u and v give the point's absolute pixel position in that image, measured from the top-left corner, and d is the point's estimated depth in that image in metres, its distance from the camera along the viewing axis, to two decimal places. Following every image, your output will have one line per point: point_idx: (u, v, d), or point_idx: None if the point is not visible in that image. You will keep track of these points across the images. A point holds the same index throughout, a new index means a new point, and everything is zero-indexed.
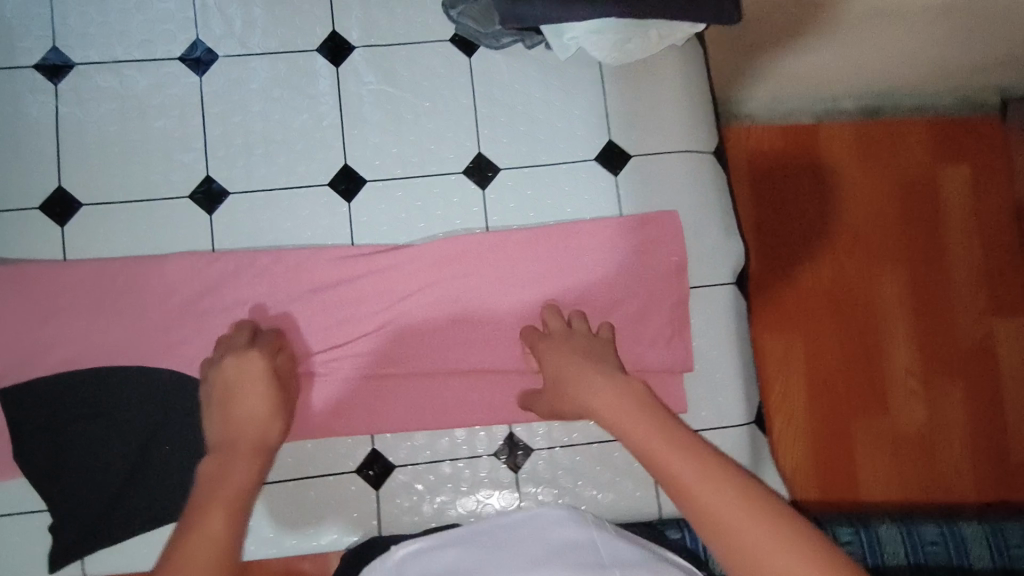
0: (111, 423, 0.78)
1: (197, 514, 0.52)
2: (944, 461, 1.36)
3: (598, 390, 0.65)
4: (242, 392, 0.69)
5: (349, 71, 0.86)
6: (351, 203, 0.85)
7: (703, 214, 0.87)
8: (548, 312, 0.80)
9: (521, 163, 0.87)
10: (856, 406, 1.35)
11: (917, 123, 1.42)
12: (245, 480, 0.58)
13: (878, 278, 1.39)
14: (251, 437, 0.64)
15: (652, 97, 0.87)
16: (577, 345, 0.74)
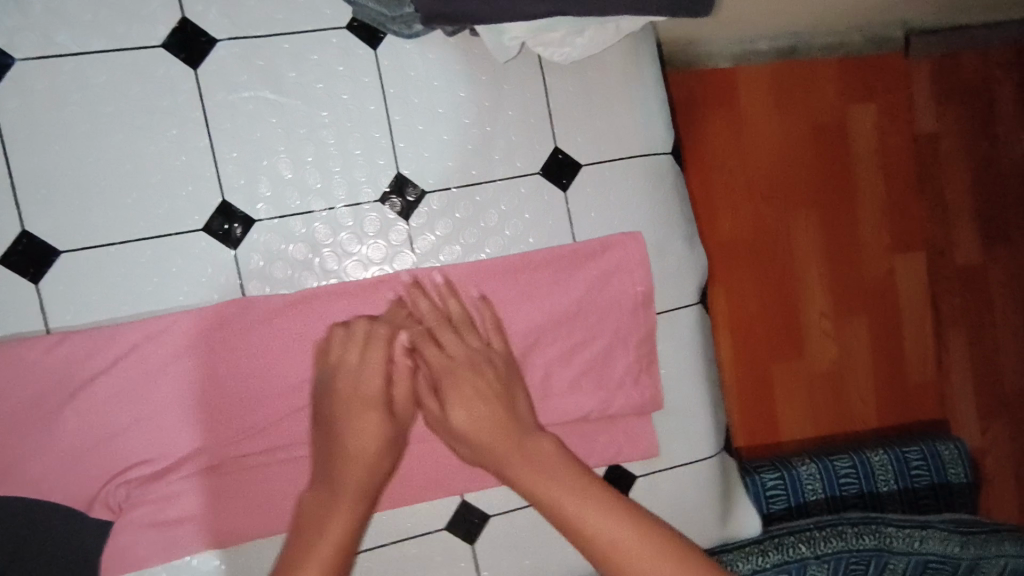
0: None
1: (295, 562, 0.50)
2: (851, 389, 1.51)
3: (550, 462, 0.56)
4: (360, 428, 0.59)
5: (215, 73, 0.65)
6: (237, 250, 0.66)
7: (666, 226, 0.76)
8: (416, 293, 0.67)
9: (451, 181, 0.71)
10: (775, 351, 1.46)
11: (832, 65, 1.43)
12: (349, 519, 0.54)
13: (796, 226, 1.46)
14: (365, 435, 0.59)
15: (599, 93, 0.74)
16: (481, 409, 0.60)
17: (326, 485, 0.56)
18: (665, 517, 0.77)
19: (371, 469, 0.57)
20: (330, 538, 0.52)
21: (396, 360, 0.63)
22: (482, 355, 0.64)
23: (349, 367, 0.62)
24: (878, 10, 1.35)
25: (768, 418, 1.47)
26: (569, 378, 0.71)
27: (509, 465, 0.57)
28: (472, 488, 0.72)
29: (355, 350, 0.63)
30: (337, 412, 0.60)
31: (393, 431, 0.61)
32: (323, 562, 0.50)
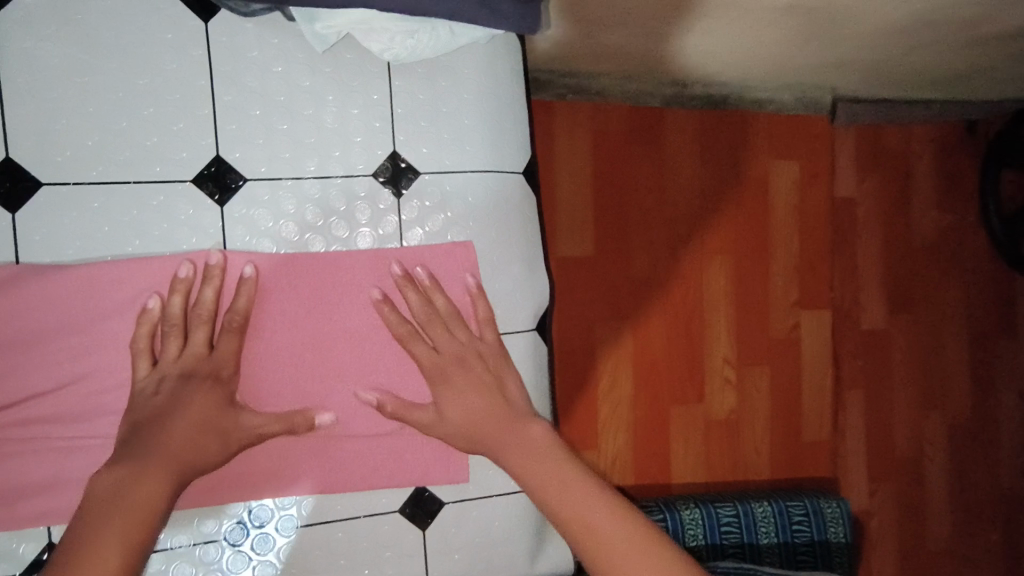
0: None
1: (93, 551, 0.51)
2: (745, 440, 1.51)
3: (556, 471, 0.66)
4: (194, 411, 0.60)
5: (18, 22, 0.61)
6: (16, 214, 0.61)
7: (505, 247, 0.74)
8: (387, 308, 0.67)
9: (277, 172, 0.67)
10: (674, 393, 1.45)
11: (760, 119, 1.47)
12: (157, 495, 0.55)
13: (708, 271, 1.46)
14: (198, 422, 0.60)
15: (451, 102, 0.72)
16: (478, 407, 0.68)
17: (129, 458, 0.57)
18: (471, 547, 0.74)
19: (193, 459, 0.59)
20: (135, 505, 0.54)
21: (221, 340, 0.63)
22: (470, 347, 0.69)
23: (174, 357, 0.61)
24: (809, 75, 1.36)
25: (660, 459, 1.45)
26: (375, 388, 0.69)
27: (524, 472, 0.66)
28: (257, 497, 0.67)
29: (176, 335, 0.62)
30: (177, 394, 0.60)
31: (226, 424, 0.61)
32: (130, 520, 0.53)
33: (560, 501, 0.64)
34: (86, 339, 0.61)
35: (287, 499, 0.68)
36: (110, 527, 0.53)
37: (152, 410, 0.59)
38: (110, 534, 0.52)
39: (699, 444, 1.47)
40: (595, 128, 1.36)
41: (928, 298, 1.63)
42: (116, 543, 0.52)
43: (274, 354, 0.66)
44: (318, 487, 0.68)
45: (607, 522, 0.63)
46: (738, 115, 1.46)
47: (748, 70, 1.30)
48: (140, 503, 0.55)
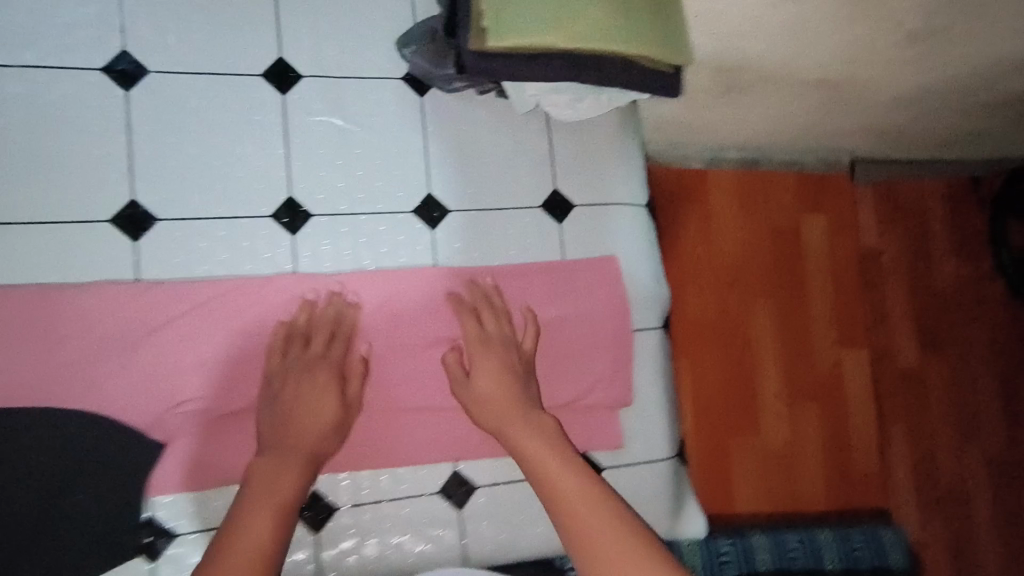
0: (10, 472, 0.69)
1: (245, 525, 0.64)
2: (801, 471, 1.60)
3: (571, 480, 0.70)
4: (314, 408, 0.74)
5: (297, 100, 0.83)
6: (294, 236, 0.82)
7: (640, 262, 0.94)
8: (478, 291, 0.84)
9: (471, 205, 0.88)
10: (731, 426, 1.56)
11: (791, 178, 1.65)
12: (290, 490, 0.69)
13: (754, 313, 1.61)
14: (310, 430, 0.73)
15: (595, 151, 0.94)
16: (540, 421, 0.76)
17: (269, 450, 0.71)
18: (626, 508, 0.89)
19: (311, 448, 0.73)
20: (277, 490, 0.68)
21: (331, 349, 0.78)
22: (501, 337, 0.82)
23: (297, 357, 0.77)
24: (840, 138, 1.59)
25: (725, 492, 1.53)
26: (543, 369, 0.88)
27: (551, 482, 0.70)
28: (463, 458, 0.84)
29: (298, 342, 0.78)
30: (285, 391, 0.75)
31: (334, 417, 0.75)
32: (267, 509, 0.66)
33: (582, 514, 0.67)
34: (340, 331, 0.80)
35: (482, 460, 0.85)
36: (251, 518, 0.65)
37: (279, 401, 0.74)
38: (257, 513, 0.65)
39: (760, 477, 1.55)
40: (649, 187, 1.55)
41: (951, 336, 1.80)
42: (263, 514, 0.65)
43: (464, 342, 0.83)
44: (503, 451, 0.86)
45: (573, 494, 0.68)
46: (773, 174, 1.64)
47: (788, 135, 1.53)
48: (285, 489, 0.68)
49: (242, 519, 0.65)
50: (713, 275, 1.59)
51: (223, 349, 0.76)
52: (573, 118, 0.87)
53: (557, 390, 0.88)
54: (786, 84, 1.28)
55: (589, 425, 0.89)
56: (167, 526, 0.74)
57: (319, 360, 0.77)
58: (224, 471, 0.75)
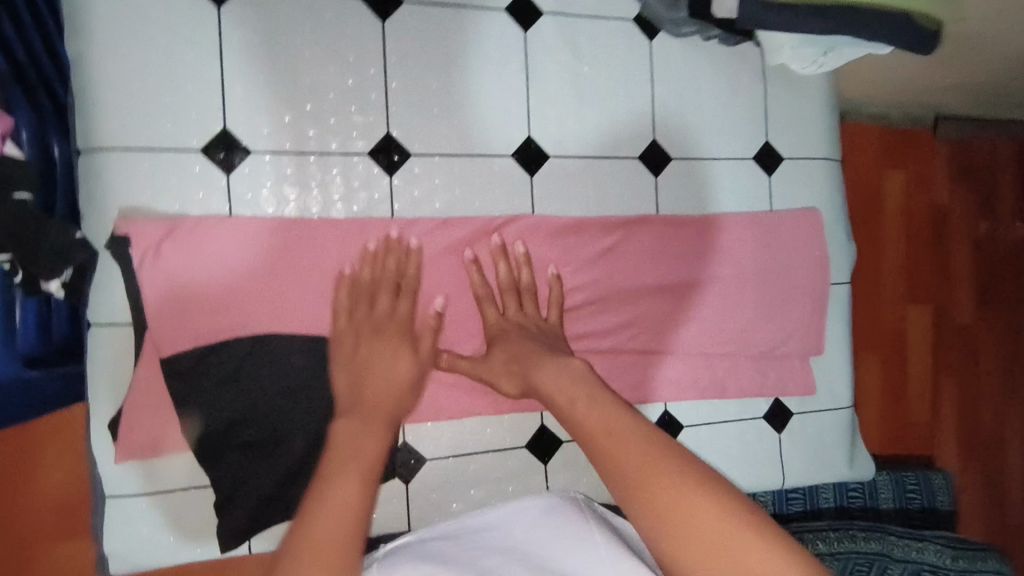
0: (286, 395, 0.73)
1: (325, 489, 0.57)
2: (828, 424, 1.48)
3: (610, 419, 0.59)
4: (385, 364, 0.70)
5: (537, 39, 0.82)
6: (533, 178, 0.82)
7: (839, 217, 0.96)
8: (474, 269, 0.77)
9: (690, 154, 0.88)
10: None
11: (871, 132, 1.44)
12: (373, 450, 0.62)
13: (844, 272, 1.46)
14: (380, 386, 0.69)
15: (807, 104, 0.93)
16: (578, 376, 0.65)
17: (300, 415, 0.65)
18: (809, 451, 0.95)
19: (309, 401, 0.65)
20: (348, 504, 0.56)
21: (400, 306, 0.73)
22: (531, 319, 0.76)
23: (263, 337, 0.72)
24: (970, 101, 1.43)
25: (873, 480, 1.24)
26: (746, 319, 0.90)
27: (581, 420, 0.60)
28: (674, 400, 0.88)
29: (366, 300, 0.73)
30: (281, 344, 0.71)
31: (312, 358, 0.68)
32: (358, 472, 0.59)
33: (623, 442, 0.57)
34: (570, 272, 0.83)
35: (690, 402, 0.90)
36: (338, 479, 0.58)
37: (355, 361, 0.70)
38: (347, 485, 0.58)
39: None
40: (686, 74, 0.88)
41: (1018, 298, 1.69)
42: (345, 480, 0.58)
43: (673, 285, 0.87)
44: (709, 394, 0.89)
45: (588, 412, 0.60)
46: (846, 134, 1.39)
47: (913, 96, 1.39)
48: (371, 451, 0.62)
49: (329, 482, 0.58)
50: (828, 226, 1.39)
51: (462, 288, 0.79)
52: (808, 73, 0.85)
53: (759, 339, 0.91)
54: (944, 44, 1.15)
55: (786, 373, 0.92)
56: (416, 450, 0.80)
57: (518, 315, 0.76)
58: (468, 400, 0.79)
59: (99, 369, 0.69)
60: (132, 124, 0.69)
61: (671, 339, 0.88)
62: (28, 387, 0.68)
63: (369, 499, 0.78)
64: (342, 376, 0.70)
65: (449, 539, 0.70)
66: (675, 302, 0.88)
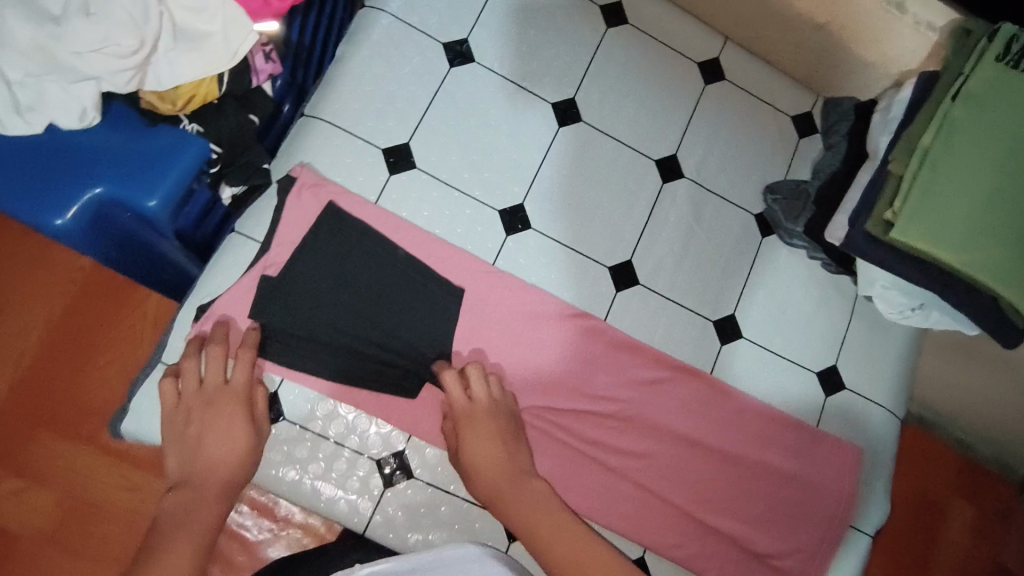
0: (352, 352, 0.83)
1: (161, 557, 0.61)
2: None
3: (581, 550, 0.71)
4: (225, 433, 0.73)
5: (670, 191, 0.96)
6: (617, 292, 0.92)
7: (879, 466, 0.96)
8: (449, 375, 0.81)
9: (761, 342, 0.95)
10: None
11: None
12: (212, 511, 0.68)
13: None
14: (218, 451, 0.72)
15: (881, 353, 0.99)
16: (546, 504, 0.75)
17: (186, 490, 0.69)
18: None
19: (237, 462, 0.72)
20: (193, 528, 0.65)
21: (236, 375, 0.76)
22: (499, 412, 0.81)
23: (212, 387, 0.75)
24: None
25: None
26: (755, 512, 0.90)
27: (542, 540, 0.72)
28: (657, 551, 0.87)
29: (191, 380, 0.75)
30: (193, 424, 0.73)
31: (244, 431, 0.74)
32: (189, 539, 0.64)
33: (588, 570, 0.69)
34: (612, 383, 0.89)
35: (670, 561, 0.88)
36: (176, 544, 0.63)
37: (184, 440, 0.73)
38: (175, 546, 0.63)
39: None
40: (762, 262, 0.98)
41: None
42: (182, 553, 0.62)
43: (698, 445, 0.90)
44: (691, 564, 0.87)
45: (564, 526, 0.73)
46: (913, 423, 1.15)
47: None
48: (202, 522, 0.66)
49: (153, 565, 0.60)
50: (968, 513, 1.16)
51: (517, 349, 0.87)
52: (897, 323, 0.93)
53: (760, 539, 0.89)
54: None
55: None
56: (411, 465, 0.84)
57: (485, 403, 0.80)
58: None
59: (218, 262, 0.82)
60: (348, 110, 0.87)
61: (678, 493, 0.89)
62: (164, 251, 0.83)
63: (347, 483, 0.81)
64: (170, 452, 0.73)
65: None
66: (696, 461, 0.90)
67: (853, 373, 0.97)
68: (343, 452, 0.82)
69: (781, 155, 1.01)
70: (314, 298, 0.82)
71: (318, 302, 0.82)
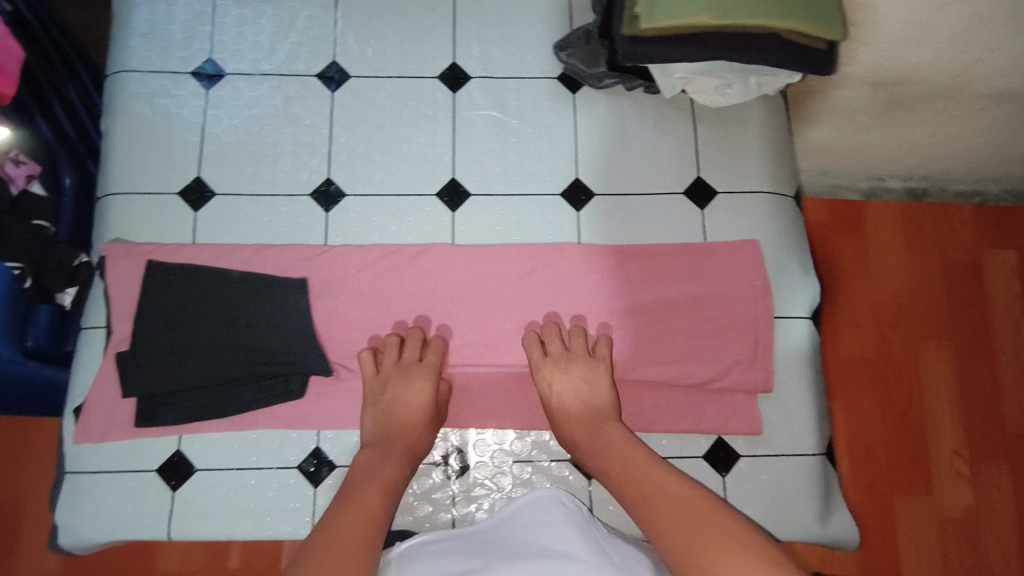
0: (225, 383, 0.83)
1: (356, 503, 0.69)
2: (948, 504, 1.31)
3: (660, 474, 0.70)
4: (415, 398, 0.82)
5: (464, 97, 0.95)
6: (455, 213, 0.92)
7: (785, 248, 0.92)
8: (531, 333, 0.86)
9: (614, 190, 0.93)
10: (899, 474, 1.31)
11: (965, 216, 1.44)
12: (396, 472, 0.75)
13: (962, 349, 1.38)
14: (411, 420, 0.81)
15: (740, 144, 0.95)
16: (621, 442, 0.76)
17: (383, 448, 0.78)
18: (763, 497, 0.85)
19: (423, 431, 0.82)
20: (383, 477, 0.73)
21: (427, 354, 0.85)
22: (579, 357, 0.84)
23: (408, 362, 0.84)
24: (1015, 163, 1.36)
25: (888, 522, 1.30)
26: (678, 348, 0.87)
27: (620, 474, 0.72)
28: None
29: (393, 351, 0.85)
30: (387, 391, 0.83)
31: (427, 400, 0.83)
32: (379, 487, 0.72)
33: (664, 491, 0.68)
34: (486, 296, 0.89)
35: None
36: (366, 492, 0.70)
37: (383, 405, 0.82)
38: (370, 494, 0.70)
39: (897, 522, 1.30)
40: (585, 116, 0.95)
41: None
42: (374, 496, 0.70)
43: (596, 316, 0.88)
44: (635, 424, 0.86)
45: (631, 454, 0.74)
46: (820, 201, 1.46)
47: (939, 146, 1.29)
48: (392, 474, 0.75)
49: (349, 504, 0.69)
50: (927, 297, 1.40)
51: (384, 308, 0.88)
52: (716, 105, 0.91)
53: (685, 371, 0.86)
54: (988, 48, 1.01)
55: (728, 409, 0.87)
56: (329, 457, 0.84)
57: (564, 358, 0.84)
58: None
59: (79, 362, 0.85)
60: (134, 173, 0.89)
61: None
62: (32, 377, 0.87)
63: (278, 503, 0.82)
64: (370, 417, 0.82)
65: (467, 542, 0.72)
66: (595, 332, 0.88)
67: (721, 175, 0.94)
68: (262, 473, 0.83)
69: (557, 12, 0.98)
70: (171, 350, 0.83)
71: (176, 351, 0.83)
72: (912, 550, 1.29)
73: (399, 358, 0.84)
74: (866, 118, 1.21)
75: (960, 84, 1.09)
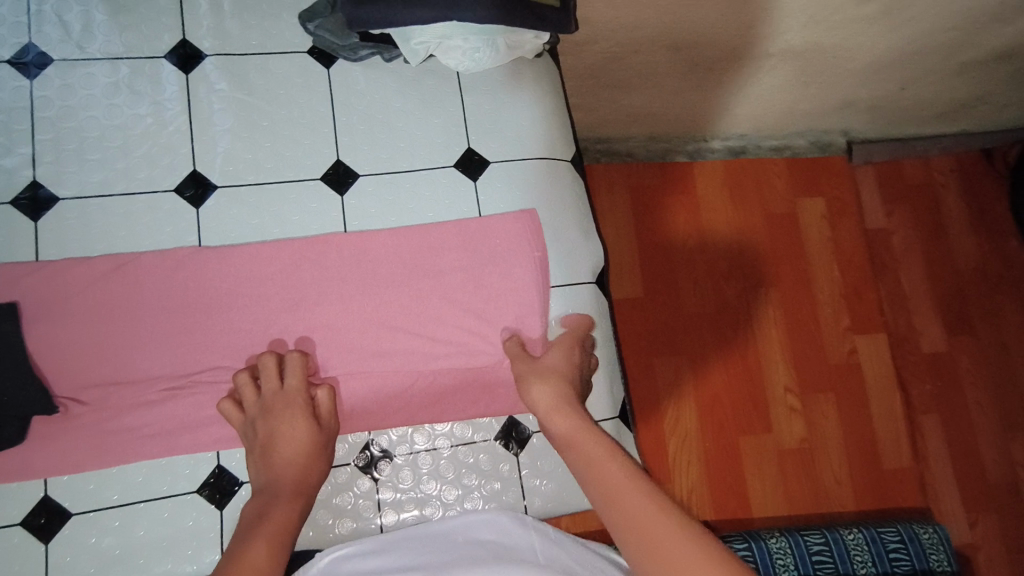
0: None
1: (241, 558, 0.60)
2: (787, 441, 1.38)
3: (629, 483, 0.65)
4: (286, 430, 0.72)
5: (198, 78, 0.84)
6: (199, 209, 0.81)
7: (565, 215, 0.88)
8: (514, 342, 0.82)
9: (380, 169, 0.86)
10: (740, 418, 1.37)
11: (778, 168, 1.51)
12: (288, 517, 0.66)
13: (785, 293, 1.45)
14: (297, 451, 0.71)
15: (512, 110, 0.90)
16: (594, 439, 0.71)
17: (269, 491, 0.69)
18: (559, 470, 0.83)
19: (308, 467, 0.71)
20: (274, 523, 0.65)
21: (290, 380, 0.75)
22: (564, 360, 0.79)
23: (272, 394, 0.74)
24: (813, 116, 1.40)
25: (735, 467, 1.35)
26: (456, 333, 0.82)
27: (596, 475, 0.67)
28: (375, 426, 0.80)
29: (251, 390, 0.75)
30: (258, 427, 0.73)
31: (307, 433, 0.72)
32: (267, 537, 0.63)
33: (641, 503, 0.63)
34: (245, 303, 0.79)
35: (400, 428, 0.81)
36: (255, 544, 0.62)
37: (263, 439, 0.72)
38: (255, 549, 0.62)
39: (741, 463, 1.36)
40: (343, 92, 0.87)
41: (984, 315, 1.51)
42: (259, 548, 0.62)
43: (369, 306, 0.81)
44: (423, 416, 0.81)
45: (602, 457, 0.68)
46: (649, 167, 1.48)
47: (740, 103, 1.32)
48: (284, 522, 0.65)
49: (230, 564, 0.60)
50: (749, 247, 1.47)
51: (118, 327, 0.76)
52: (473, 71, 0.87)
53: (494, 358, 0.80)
54: (759, 8, 1.01)
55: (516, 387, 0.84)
56: (61, 505, 0.73)
57: (550, 359, 0.79)
58: (124, 451, 0.74)
59: None
60: None
61: (369, 364, 0.81)
62: None
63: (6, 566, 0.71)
64: (255, 457, 0.73)
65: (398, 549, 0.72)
66: (371, 324, 0.81)
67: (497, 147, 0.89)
68: None
69: None
70: None
71: None
72: (758, 488, 1.35)
73: (276, 388, 0.75)
74: (653, 80, 1.22)
75: (731, 41, 1.10)
